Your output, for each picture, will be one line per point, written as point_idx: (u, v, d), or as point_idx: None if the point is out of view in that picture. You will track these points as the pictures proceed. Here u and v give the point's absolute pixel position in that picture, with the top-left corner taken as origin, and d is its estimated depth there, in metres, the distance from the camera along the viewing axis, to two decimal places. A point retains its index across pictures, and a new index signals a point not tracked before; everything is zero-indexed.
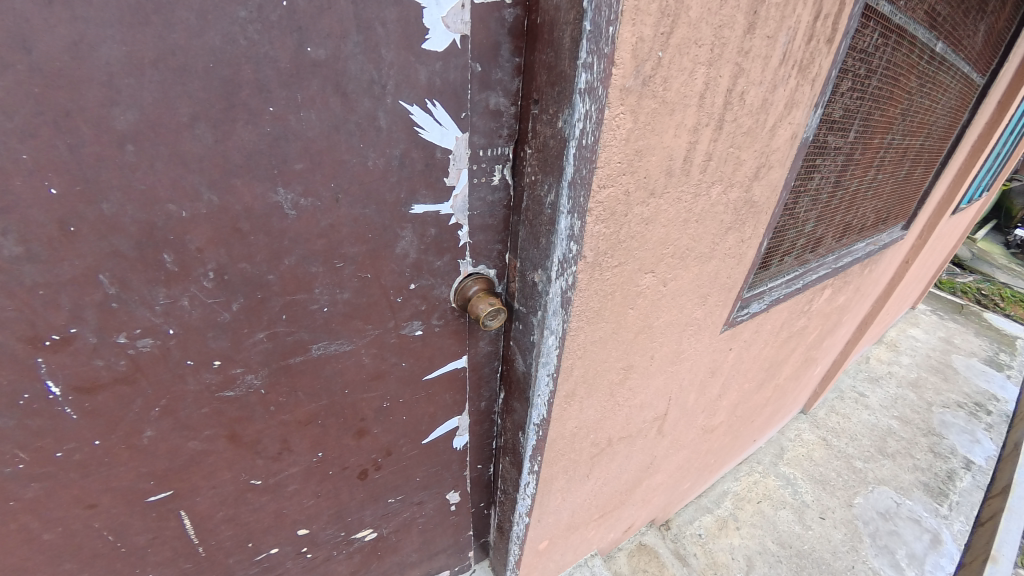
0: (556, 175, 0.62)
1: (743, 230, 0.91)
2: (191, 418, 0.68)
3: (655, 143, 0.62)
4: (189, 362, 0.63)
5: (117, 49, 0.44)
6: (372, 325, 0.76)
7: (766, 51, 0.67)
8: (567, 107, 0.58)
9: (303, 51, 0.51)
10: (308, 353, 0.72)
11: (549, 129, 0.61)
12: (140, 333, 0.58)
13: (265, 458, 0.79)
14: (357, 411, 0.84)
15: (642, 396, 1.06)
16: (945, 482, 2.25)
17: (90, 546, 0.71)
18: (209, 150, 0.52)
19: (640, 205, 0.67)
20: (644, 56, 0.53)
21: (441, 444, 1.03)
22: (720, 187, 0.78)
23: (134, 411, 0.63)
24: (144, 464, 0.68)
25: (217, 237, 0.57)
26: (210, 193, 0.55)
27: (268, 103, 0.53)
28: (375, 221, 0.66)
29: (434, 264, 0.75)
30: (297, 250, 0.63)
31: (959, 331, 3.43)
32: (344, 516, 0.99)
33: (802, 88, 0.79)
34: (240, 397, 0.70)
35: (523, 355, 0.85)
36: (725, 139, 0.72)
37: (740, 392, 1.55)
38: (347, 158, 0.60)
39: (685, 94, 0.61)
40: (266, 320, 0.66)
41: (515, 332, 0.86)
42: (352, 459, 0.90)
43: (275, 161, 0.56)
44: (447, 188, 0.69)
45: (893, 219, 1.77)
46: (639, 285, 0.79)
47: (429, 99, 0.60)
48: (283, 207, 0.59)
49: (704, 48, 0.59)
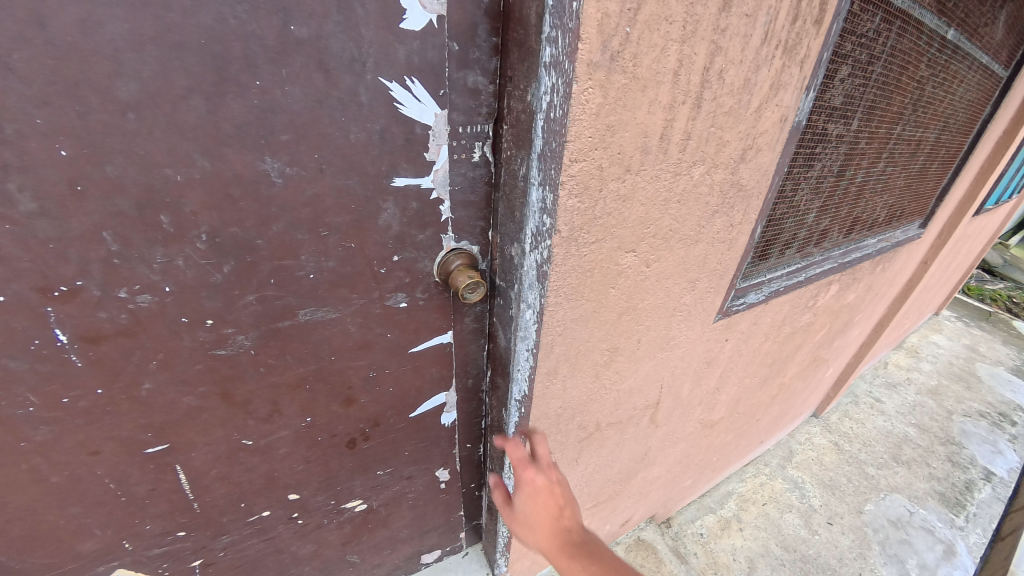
0: (528, 148, 0.65)
1: (732, 214, 0.91)
2: (186, 373, 0.74)
3: (627, 118, 0.64)
4: (185, 320, 0.69)
5: (121, 27, 0.49)
6: (358, 295, 0.81)
7: (745, 30, 0.68)
8: (537, 80, 0.60)
9: (288, 30, 0.55)
10: (296, 318, 0.78)
11: (520, 104, 0.64)
12: (140, 289, 0.64)
13: (256, 419, 0.85)
14: (344, 379, 0.89)
15: (630, 381, 1.07)
16: (963, 492, 2.16)
17: (94, 492, 0.77)
18: (204, 120, 0.57)
19: (614, 180, 0.68)
20: (611, 32, 0.56)
21: (429, 419, 1.07)
22: (703, 167, 0.78)
23: (135, 363, 0.69)
24: (145, 416, 0.74)
25: (210, 202, 0.62)
26: (203, 160, 0.59)
27: (256, 78, 0.57)
28: (358, 193, 0.70)
29: (417, 238, 0.80)
30: (284, 218, 0.68)
31: (986, 339, 3.29)
32: (334, 485, 1.04)
33: (789, 69, 0.80)
34: (231, 357, 0.76)
35: (505, 331, 0.87)
36: (704, 118, 0.73)
37: (741, 387, 1.53)
38: (330, 131, 0.64)
39: (656, 70, 0.62)
40: (256, 283, 0.71)
41: (499, 308, 0.89)
42: (340, 427, 0.96)
43: (263, 132, 0.60)
44: (428, 163, 0.73)
45: (908, 217, 1.73)
46: (620, 264, 0.80)
47: (408, 76, 0.64)
48: (270, 175, 0.64)
49: (675, 25, 0.60)
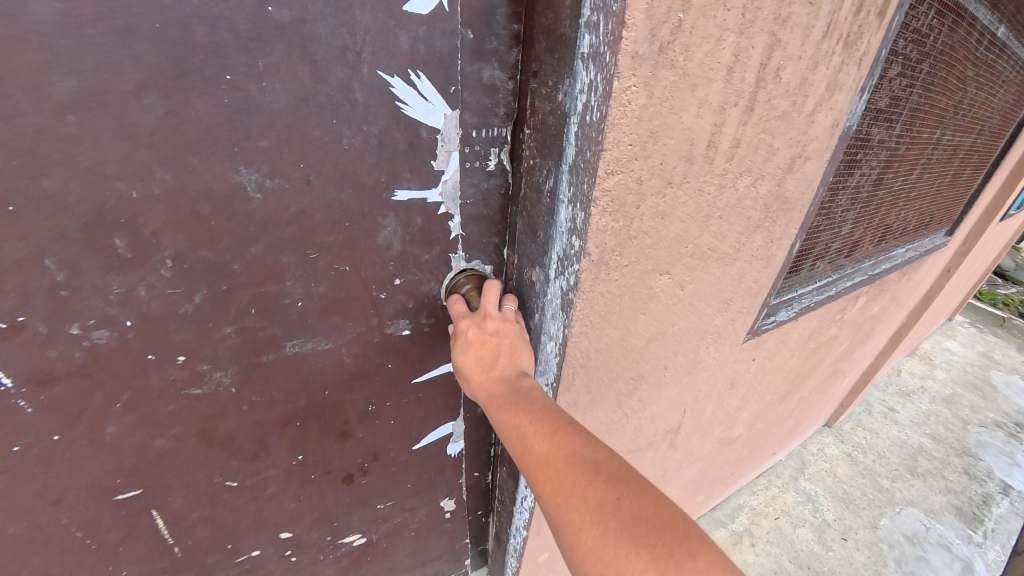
0: (557, 156, 0.56)
1: (773, 228, 0.81)
2: (157, 413, 0.64)
3: (672, 123, 0.54)
4: (151, 355, 0.59)
5: (51, 7, 0.39)
6: (352, 321, 0.71)
7: (807, 21, 0.58)
8: (573, 71, 0.50)
9: (264, 11, 0.45)
10: (282, 350, 0.68)
11: (548, 105, 0.55)
12: (95, 323, 0.53)
13: (240, 458, 0.75)
14: (339, 412, 0.80)
15: (653, 407, 0.97)
16: (980, 507, 2.09)
17: (59, 541, 0.67)
18: (162, 123, 0.46)
19: (654, 195, 0.59)
20: (662, 18, 0.45)
21: (434, 449, 0.98)
22: (748, 178, 0.69)
23: (96, 404, 0.59)
24: (112, 459, 0.64)
25: (175, 220, 0.52)
26: (164, 172, 0.49)
27: (226, 71, 0.46)
28: (352, 207, 0.61)
29: (420, 257, 0.70)
30: (265, 237, 0.58)
31: (1000, 346, 3.22)
32: (330, 520, 0.94)
33: (847, 68, 0.70)
34: (208, 394, 0.66)
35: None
36: (756, 122, 0.63)
37: (762, 404, 1.44)
38: (318, 135, 0.54)
39: (709, 66, 0.52)
40: (234, 311, 0.61)
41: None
42: (335, 462, 0.86)
43: (236, 136, 0.50)
44: (435, 173, 0.63)
45: (935, 225, 1.64)
46: (653, 287, 0.70)
47: (412, 69, 0.54)
48: (246, 188, 0.53)
49: (734, 12, 0.50)
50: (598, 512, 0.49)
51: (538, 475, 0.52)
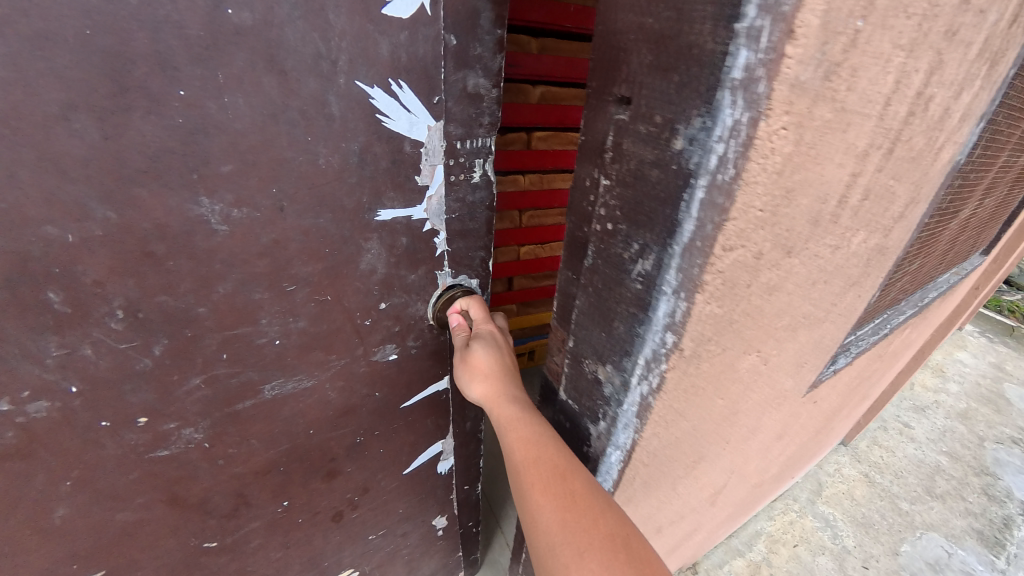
0: (666, 210, 0.47)
1: (864, 286, 0.70)
2: (115, 486, 0.53)
3: (812, 176, 0.43)
4: (105, 423, 0.49)
5: None
6: (336, 355, 0.62)
7: (972, 31, 0.44)
8: (704, 106, 0.41)
9: (223, 13, 0.37)
10: (260, 396, 0.58)
11: (649, 152, 0.46)
12: (29, 396, 0.43)
13: (217, 517, 0.65)
14: (325, 453, 0.70)
15: (705, 476, 0.88)
16: (1002, 531, 2.00)
17: None
18: (96, 150, 0.37)
19: (770, 268, 0.50)
20: (836, 28, 0.34)
21: (424, 472, 0.88)
22: (863, 232, 0.58)
23: (37, 488, 0.48)
24: (63, 548, 0.54)
25: (121, 267, 0.42)
26: (104, 209, 0.40)
27: (177, 85, 0.38)
28: (331, 233, 0.52)
29: (405, 281, 0.61)
30: (232, 275, 0.48)
31: (1010, 356, 3.17)
32: (319, 562, 0.83)
33: (983, 91, 0.55)
34: (177, 456, 0.56)
35: (592, 422, 0.69)
36: (890, 163, 0.51)
37: (796, 444, 1.34)
38: (290, 155, 0.45)
39: (866, 96, 0.41)
40: (201, 361, 0.51)
41: (574, 392, 0.71)
42: (323, 503, 0.75)
43: (192, 161, 0.41)
44: (419, 189, 0.56)
45: (978, 254, 1.57)
46: (740, 368, 0.63)
47: (394, 78, 0.47)
48: (208, 221, 0.45)
49: (910, 20, 0.37)
50: (561, 512, 0.51)
51: (527, 470, 0.55)
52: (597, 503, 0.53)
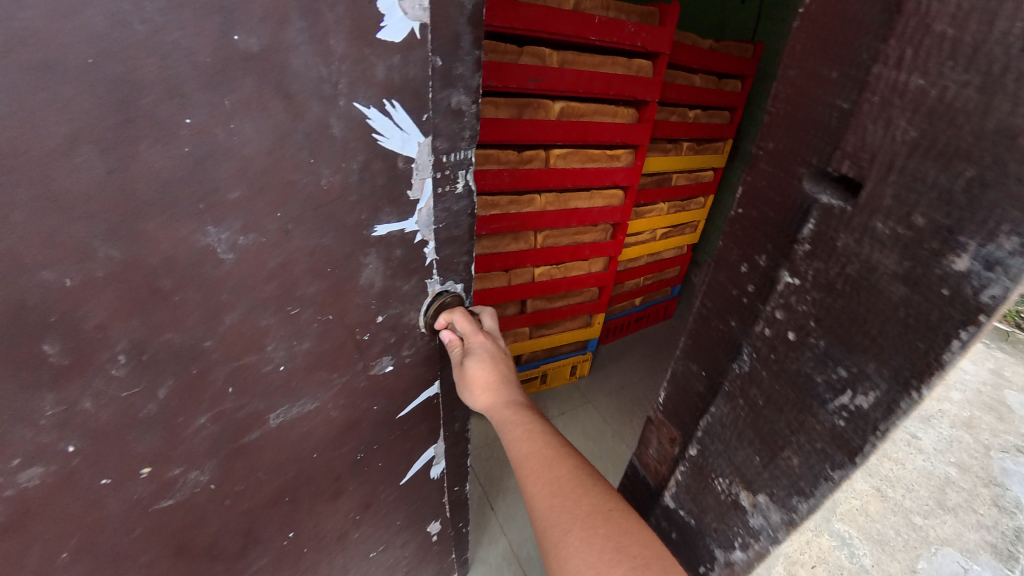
0: (892, 335, 0.37)
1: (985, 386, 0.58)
2: (122, 545, 0.49)
3: None
4: (106, 480, 0.45)
5: None
6: (339, 371, 0.58)
7: None
8: (992, 221, 0.31)
9: (231, 40, 0.35)
10: (267, 425, 0.55)
11: (860, 259, 0.38)
12: (22, 463, 0.39)
13: (225, 560, 0.60)
14: (331, 469, 0.66)
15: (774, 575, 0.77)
16: None
17: None
18: (103, 185, 0.34)
19: None
20: None
21: (419, 478, 0.84)
22: None
23: (32, 564, 0.44)
24: None
25: (127, 305, 0.39)
26: (110, 246, 0.37)
27: (185, 113, 0.35)
28: (336, 250, 0.50)
29: (403, 290, 0.59)
30: (242, 303, 0.46)
31: None
32: None
33: None
34: (185, 502, 0.52)
35: (721, 534, 0.60)
36: None
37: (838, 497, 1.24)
38: (296, 177, 0.43)
39: None
40: (208, 397, 0.48)
41: (695, 494, 0.62)
42: (327, 526, 0.72)
43: (203, 189, 0.39)
44: (410, 203, 0.53)
45: None
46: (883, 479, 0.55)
47: (388, 98, 0.45)
48: (217, 249, 0.42)
49: None
50: (549, 497, 0.51)
51: (522, 468, 0.55)
52: (584, 483, 0.51)
